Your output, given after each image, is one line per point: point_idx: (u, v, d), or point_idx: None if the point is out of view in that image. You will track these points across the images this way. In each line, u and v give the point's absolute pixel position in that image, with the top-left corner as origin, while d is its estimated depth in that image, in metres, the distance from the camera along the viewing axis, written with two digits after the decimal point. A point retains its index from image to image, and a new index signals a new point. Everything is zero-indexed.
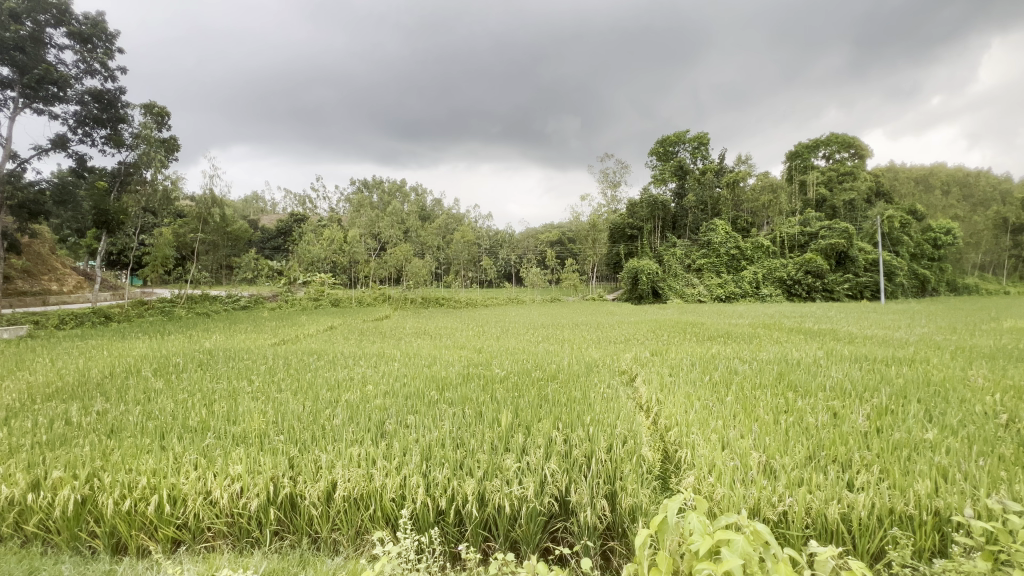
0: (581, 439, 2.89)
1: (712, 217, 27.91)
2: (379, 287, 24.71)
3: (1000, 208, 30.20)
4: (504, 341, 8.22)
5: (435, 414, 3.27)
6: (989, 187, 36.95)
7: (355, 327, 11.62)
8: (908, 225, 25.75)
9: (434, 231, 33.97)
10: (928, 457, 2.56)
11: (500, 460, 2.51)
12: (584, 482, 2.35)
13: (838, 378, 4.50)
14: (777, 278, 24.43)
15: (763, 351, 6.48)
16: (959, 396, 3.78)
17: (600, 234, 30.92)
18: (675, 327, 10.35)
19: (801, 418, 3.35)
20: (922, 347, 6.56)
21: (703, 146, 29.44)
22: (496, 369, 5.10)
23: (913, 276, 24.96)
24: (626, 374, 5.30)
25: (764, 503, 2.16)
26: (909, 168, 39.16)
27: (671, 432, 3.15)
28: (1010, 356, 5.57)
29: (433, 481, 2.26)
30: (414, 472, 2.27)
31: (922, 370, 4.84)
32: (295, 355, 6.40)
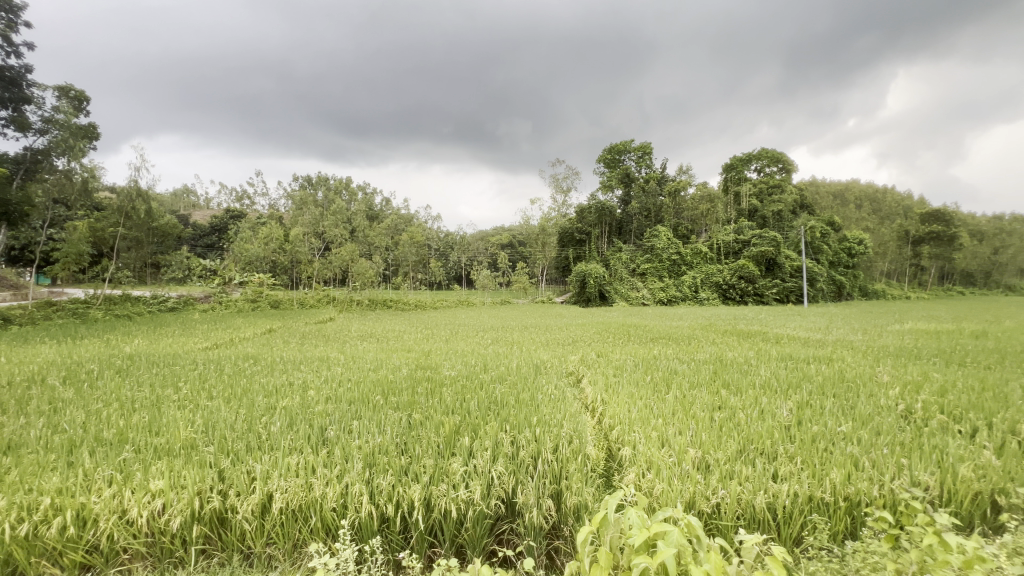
0: (528, 440, 2.93)
1: (655, 224, 29.14)
2: (323, 288, 23.73)
3: (902, 221, 33.71)
4: (453, 344, 8.13)
5: (381, 419, 3.19)
6: (895, 203, 41.10)
7: (296, 330, 11.09)
8: (827, 236, 28.13)
9: (383, 231, 33.09)
10: (841, 447, 2.81)
11: (446, 464, 2.48)
12: (531, 482, 2.37)
13: (767, 377, 4.82)
14: (713, 283, 25.93)
15: (700, 351, 6.86)
16: (869, 391, 4.17)
17: (549, 238, 31.46)
18: (619, 329, 10.69)
19: (733, 414, 3.57)
20: (838, 347, 7.19)
21: (647, 156, 30.67)
22: (445, 372, 5.05)
23: (832, 282, 27.31)
24: (572, 376, 5.40)
25: (698, 496, 2.28)
26: (828, 185, 42.88)
27: (614, 432, 3.24)
28: (911, 355, 6.22)
29: (377, 489, 2.20)
30: (357, 479, 2.20)
31: (838, 367, 5.31)
32: (228, 360, 6.00)
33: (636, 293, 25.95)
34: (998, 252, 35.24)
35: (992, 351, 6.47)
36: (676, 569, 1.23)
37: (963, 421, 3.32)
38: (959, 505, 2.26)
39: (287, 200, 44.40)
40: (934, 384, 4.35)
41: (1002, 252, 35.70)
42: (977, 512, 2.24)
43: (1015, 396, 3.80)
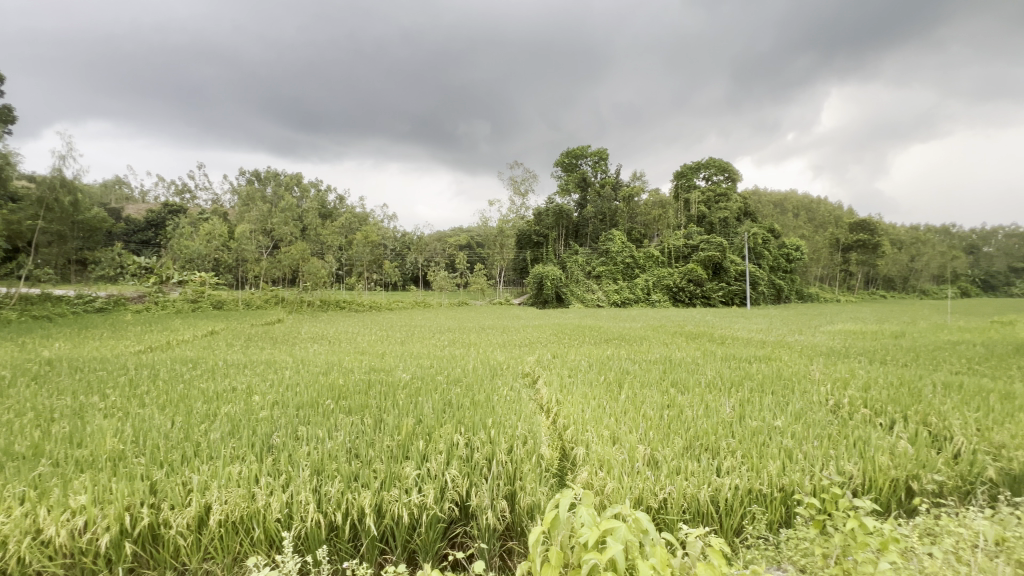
0: (483, 442, 2.92)
1: (610, 227, 29.92)
2: (271, 288, 22.69)
3: (833, 230, 36.29)
4: (409, 346, 7.97)
5: (331, 423, 3.09)
6: (827, 212, 44.24)
7: (242, 332, 10.52)
8: (768, 242, 29.86)
9: (336, 230, 32.00)
10: (777, 441, 2.99)
11: (398, 468, 2.44)
12: (485, 484, 2.37)
13: (712, 375, 5.05)
14: (664, 286, 26.92)
15: (651, 352, 7.10)
16: (803, 388, 4.45)
17: (507, 240, 31.51)
18: (575, 331, 10.87)
19: (680, 412, 3.72)
20: (777, 347, 7.65)
21: (603, 161, 31.43)
22: (400, 375, 4.94)
23: (772, 285, 29.02)
24: (527, 377, 5.42)
25: (647, 492, 2.35)
26: (769, 195, 45.57)
27: (569, 431, 3.29)
28: (840, 354, 6.71)
29: (325, 496, 2.13)
30: (303, 487, 2.13)
31: (776, 366, 5.64)
32: (164, 364, 5.61)
33: (592, 295, 26.50)
34: (914, 258, 38.61)
35: (909, 350, 7.06)
36: (623, 565, 1.28)
37: (883, 414, 3.62)
38: (879, 491, 2.46)
39: (232, 194, 42.04)
40: (859, 380, 4.71)
41: (917, 258, 39.15)
42: (893, 497, 2.45)
43: (926, 391, 4.18)
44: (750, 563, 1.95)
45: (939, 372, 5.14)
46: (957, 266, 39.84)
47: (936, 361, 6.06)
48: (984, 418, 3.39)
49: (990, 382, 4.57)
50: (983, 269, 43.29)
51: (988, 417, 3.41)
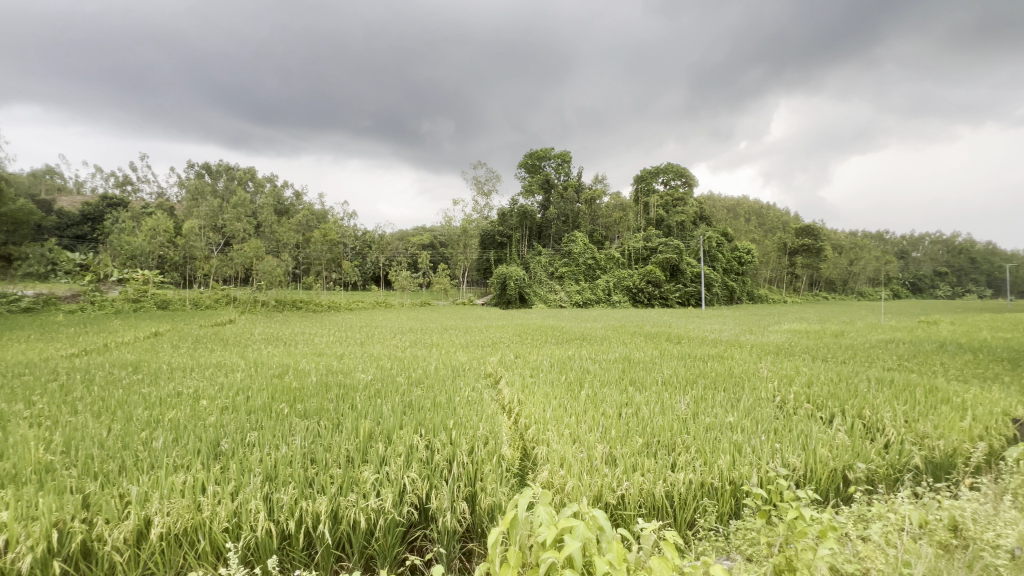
0: (444, 443, 2.89)
1: (572, 229, 30.34)
2: (222, 287, 21.63)
3: (781, 234, 38.25)
4: (368, 347, 7.79)
5: (285, 428, 2.97)
6: (776, 218, 46.62)
7: (189, 333, 9.97)
8: (722, 245, 31.15)
9: (292, 227, 30.82)
10: (728, 436, 3.12)
11: (356, 473, 2.37)
12: (445, 486, 2.35)
13: (669, 374, 5.21)
14: (625, 287, 27.57)
15: (611, 351, 7.25)
16: (752, 385, 4.67)
17: (471, 240, 31.37)
18: (537, 331, 10.94)
19: (638, 410, 3.81)
20: (730, 346, 7.99)
21: (566, 164, 31.80)
22: (358, 377, 4.82)
23: (725, 287, 30.30)
24: (490, 377, 5.41)
25: (605, 489, 2.40)
26: (723, 201, 47.53)
27: (530, 431, 3.30)
28: (787, 352, 7.08)
29: (277, 504, 2.04)
30: (253, 495, 2.03)
31: (728, 364, 5.88)
32: (100, 368, 5.22)
33: (554, 295, 26.77)
34: (853, 262, 41.30)
35: (847, 348, 7.55)
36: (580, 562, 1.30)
37: (824, 409, 3.85)
38: (819, 481, 2.61)
39: (179, 188, 39.71)
40: (802, 377, 4.99)
41: (856, 263, 41.89)
42: (832, 486, 2.61)
43: (862, 387, 4.48)
44: (702, 555, 2.02)
45: (873, 369, 5.53)
46: (890, 269, 42.92)
47: (871, 358, 6.50)
48: (910, 411, 3.67)
49: (917, 378, 4.96)
50: (912, 272, 46.82)
51: (915, 409, 3.70)
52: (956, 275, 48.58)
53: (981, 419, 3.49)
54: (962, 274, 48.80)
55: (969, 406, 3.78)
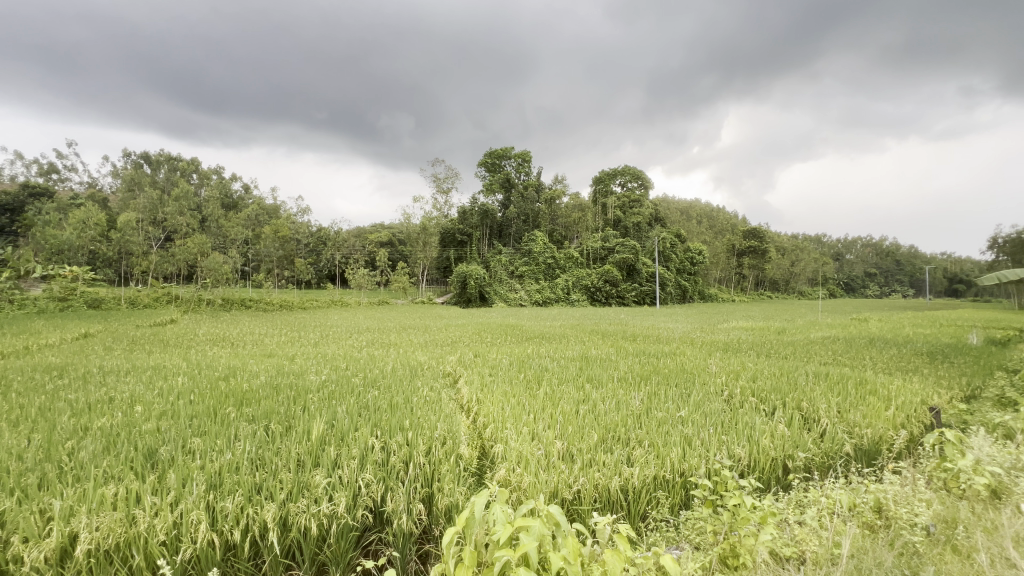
0: (400, 445, 2.83)
1: (532, 228, 30.53)
2: (162, 285, 20.29)
3: (730, 236, 40.10)
4: (321, 347, 7.50)
5: (231, 433, 2.82)
6: (725, 220, 48.82)
7: (123, 334, 9.28)
8: (675, 246, 32.29)
9: (240, 222, 29.28)
10: (678, 430, 3.23)
11: (306, 477, 2.28)
12: (401, 488, 2.31)
13: (624, 371, 5.33)
14: (583, 286, 28.08)
15: (569, 350, 7.35)
16: (701, 380, 4.86)
17: (430, 238, 30.96)
18: (497, 330, 10.92)
19: (594, 407, 3.88)
20: (682, 343, 8.30)
21: (526, 163, 31.91)
22: (311, 378, 4.64)
23: (678, 286, 31.45)
24: (448, 377, 5.34)
25: (562, 485, 2.43)
26: (677, 204, 49.21)
27: (488, 430, 3.29)
28: (735, 349, 7.42)
29: (221, 513, 1.94)
30: (194, 505, 1.92)
31: (680, 361, 6.09)
32: (18, 374, 4.76)
33: (514, 294, 26.81)
34: (794, 263, 43.89)
35: (787, 344, 8.00)
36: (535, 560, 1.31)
37: (767, 402, 4.06)
38: (761, 470, 2.76)
39: (112, 178, 36.85)
40: (748, 372, 5.25)
41: (796, 263, 44.54)
42: (773, 474, 2.76)
43: (801, 380, 4.76)
44: (654, 545, 2.09)
45: (811, 363, 5.90)
46: (826, 270, 45.98)
47: (809, 353, 6.94)
48: (843, 402, 3.94)
49: (848, 371, 5.33)
50: (846, 273, 50.34)
51: (846, 400, 3.98)
52: (884, 276, 52.58)
53: (902, 409, 3.80)
54: (889, 275, 52.88)
55: (893, 396, 4.11)
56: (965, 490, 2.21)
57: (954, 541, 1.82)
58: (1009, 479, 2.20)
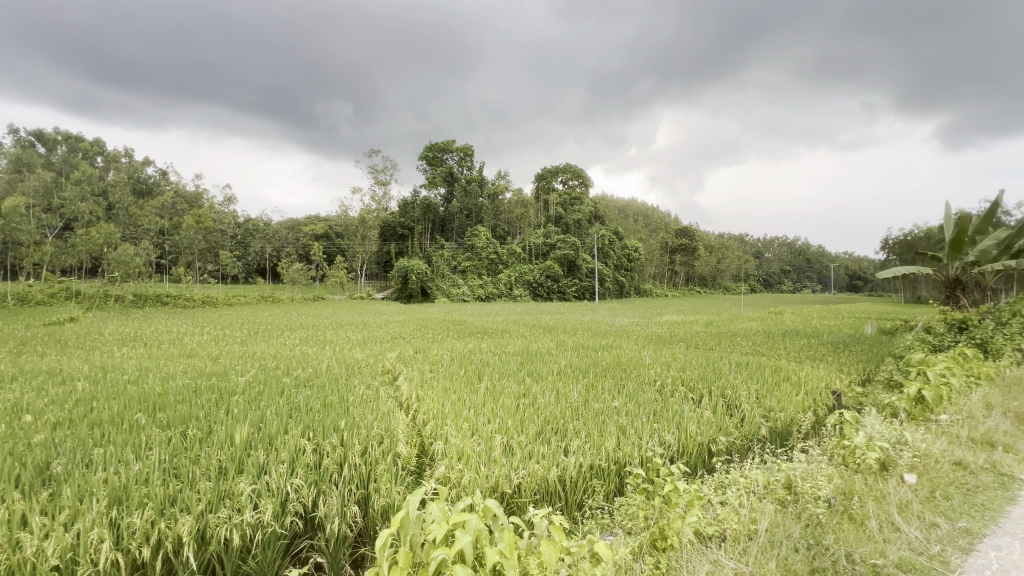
0: (334, 446, 2.69)
1: (475, 223, 30.36)
2: (58, 279, 18.08)
3: (663, 234, 42.15)
4: (249, 345, 7.02)
5: (140, 441, 2.54)
6: (659, 220, 51.29)
7: (10, 334, 8.16)
8: (613, 243, 33.49)
9: (155, 210, 26.69)
10: (614, 420, 3.34)
11: (228, 485, 2.11)
12: (335, 491, 2.20)
13: (563, 364, 5.45)
14: (525, 281, 28.45)
15: (510, 344, 7.41)
16: (636, 372, 5.06)
17: (370, 232, 29.95)
18: (438, 325, 10.76)
19: (534, 400, 3.93)
20: (619, 336, 8.60)
21: (469, 157, 31.41)
22: (236, 380, 4.30)
23: (616, 282, 32.69)
24: (388, 374, 5.18)
25: (502, 479, 2.44)
26: (615, 203, 50.96)
27: (428, 426, 3.22)
28: (666, 341, 7.81)
29: (128, 529, 1.75)
30: (95, 523, 1.71)
31: (617, 354, 6.31)
32: None
33: (457, 289, 26.50)
34: (720, 261, 46.97)
35: (713, 336, 8.54)
36: (471, 557, 1.31)
37: (695, 390, 4.30)
38: (690, 455, 2.93)
39: None
40: (678, 363, 5.55)
41: (722, 261, 47.69)
42: (699, 458, 2.94)
43: (725, 369, 5.10)
44: (589, 533, 2.15)
45: (733, 353, 6.34)
46: (748, 268, 49.69)
47: (732, 344, 7.45)
48: (760, 388, 4.27)
49: (765, 360, 5.78)
50: (765, 270, 54.68)
51: (763, 387, 4.31)
52: (796, 274, 57.54)
53: (810, 393, 4.18)
54: (801, 273, 57.97)
55: (802, 381, 4.52)
56: (860, 464, 2.46)
57: (850, 510, 2.02)
58: (893, 452, 2.49)
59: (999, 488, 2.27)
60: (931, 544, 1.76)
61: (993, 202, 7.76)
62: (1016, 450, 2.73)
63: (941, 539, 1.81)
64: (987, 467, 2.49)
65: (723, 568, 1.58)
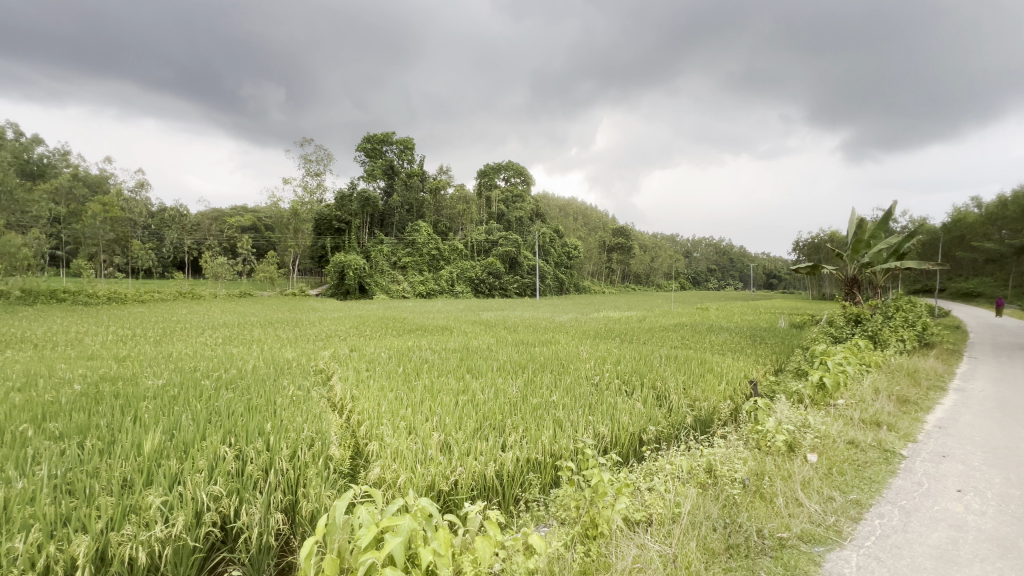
0: (258, 450, 2.51)
1: (416, 218, 29.73)
2: None
3: (601, 233, 43.52)
4: (163, 346, 6.40)
5: (25, 456, 2.22)
6: (597, 219, 53.01)
7: None
8: (554, 241, 34.15)
9: (49, 195, 23.62)
10: (552, 414, 3.40)
11: (135, 498, 1.89)
12: (259, 498, 2.07)
13: (503, 360, 5.48)
14: (467, 278, 28.30)
15: (450, 341, 7.34)
16: (573, 366, 5.20)
17: (303, 225, 28.43)
18: (376, 323, 10.42)
19: (472, 396, 3.90)
20: (558, 332, 8.79)
21: (409, 151, 30.51)
22: (146, 383, 3.90)
23: (556, 279, 33.41)
24: (320, 374, 4.91)
25: (439, 477, 2.40)
26: (556, 202, 52.03)
27: (361, 427, 3.08)
28: (601, 336, 8.10)
29: (6, 557, 1.52)
30: None
31: (555, 349, 6.46)
32: None
33: (397, 285, 25.80)
34: (653, 260, 49.36)
35: (646, 331, 8.97)
36: (401, 558, 1.27)
37: (628, 382, 4.48)
38: (622, 445, 3.05)
39: None
40: (612, 357, 5.75)
41: (655, 259, 50.21)
42: (630, 448, 3.07)
43: (655, 362, 5.36)
44: (523, 526, 2.17)
45: (663, 347, 6.68)
46: (678, 266, 52.63)
47: (663, 339, 7.87)
48: (687, 380, 4.53)
49: (692, 353, 6.15)
50: (693, 269, 58.04)
51: (689, 378, 4.57)
52: (721, 273, 61.71)
53: (730, 383, 4.50)
54: (725, 272, 62.16)
55: (724, 372, 4.84)
56: (770, 446, 2.66)
57: (761, 489, 2.19)
58: (798, 434, 2.73)
59: (884, 462, 2.57)
60: (828, 515, 1.96)
61: (886, 211, 8.68)
62: (897, 429, 3.10)
63: (836, 510, 2.01)
64: (874, 444, 2.81)
65: (649, 550, 1.65)
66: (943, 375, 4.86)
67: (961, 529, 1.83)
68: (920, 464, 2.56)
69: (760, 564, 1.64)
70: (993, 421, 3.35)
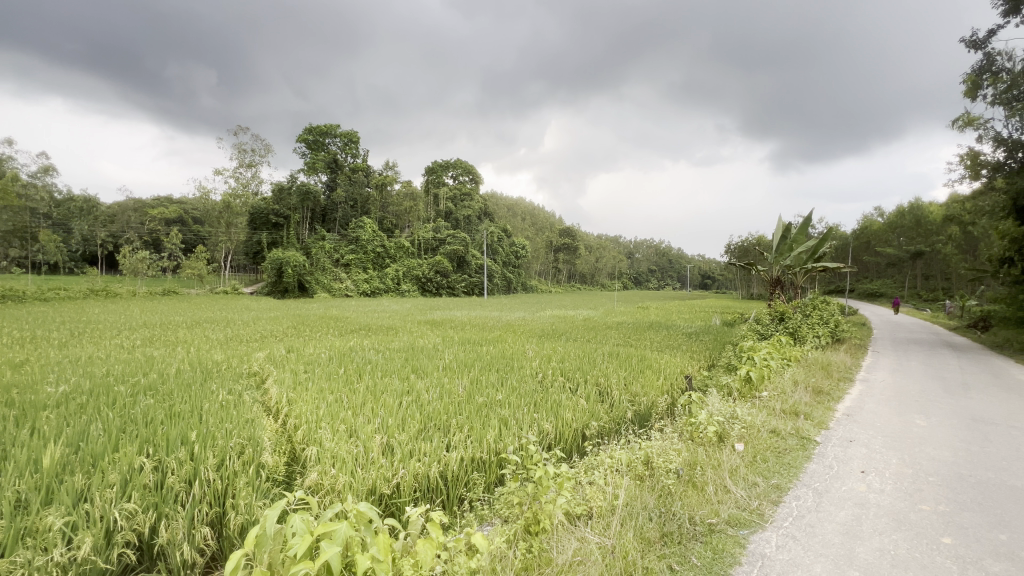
0: (180, 461, 2.31)
1: (360, 214, 28.73)
2: None
3: (548, 233, 44.23)
4: (70, 349, 5.75)
5: None
6: (544, 220, 53.78)
7: None
8: (502, 240, 34.28)
9: None
10: (498, 413, 3.40)
11: (32, 520, 1.68)
12: (181, 513, 1.91)
13: (449, 360, 5.43)
14: (414, 276, 27.78)
15: (395, 341, 7.17)
16: (518, 364, 5.22)
17: (236, 218, 26.64)
18: (317, 322, 9.91)
19: (417, 397, 3.81)
20: (505, 331, 8.81)
21: (353, 144, 29.37)
22: (48, 390, 3.49)
23: (504, 278, 33.53)
24: (254, 377, 4.63)
25: (380, 481, 2.33)
26: (504, 202, 52.22)
27: (298, 432, 2.93)
28: (548, 335, 8.21)
29: None
30: None
31: (501, 347, 6.48)
32: None
33: (340, 283, 24.84)
34: (598, 260, 50.75)
35: (592, 329, 9.22)
36: (337, 566, 1.22)
37: (572, 380, 4.56)
38: (565, 441, 3.11)
39: None
40: (557, 355, 5.86)
41: (600, 259, 51.69)
42: (574, 443, 3.13)
43: (598, 360, 5.51)
44: (467, 526, 2.15)
45: (607, 345, 6.89)
46: (621, 267, 54.49)
47: (607, 336, 8.12)
48: (628, 376, 4.69)
49: (633, 350, 6.40)
50: (635, 269, 60.30)
51: (630, 374, 4.75)
52: (661, 274, 64.58)
53: (667, 378, 4.71)
54: (665, 273, 65.07)
55: (662, 368, 5.06)
56: (702, 436, 2.81)
57: (693, 478, 2.30)
58: (727, 426, 2.90)
59: (800, 448, 2.80)
60: (753, 500, 2.10)
61: (805, 218, 9.44)
62: (812, 418, 3.38)
63: (759, 495, 2.16)
64: (793, 433, 3.05)
65: (588, 543, 1.68)
66: (850, 367, 5.37)
67: (864, 506, 2.02)
68: (831, 449, 2.81)
69: (692, 550, 1.72)
70: (892, 407, 3.74)
